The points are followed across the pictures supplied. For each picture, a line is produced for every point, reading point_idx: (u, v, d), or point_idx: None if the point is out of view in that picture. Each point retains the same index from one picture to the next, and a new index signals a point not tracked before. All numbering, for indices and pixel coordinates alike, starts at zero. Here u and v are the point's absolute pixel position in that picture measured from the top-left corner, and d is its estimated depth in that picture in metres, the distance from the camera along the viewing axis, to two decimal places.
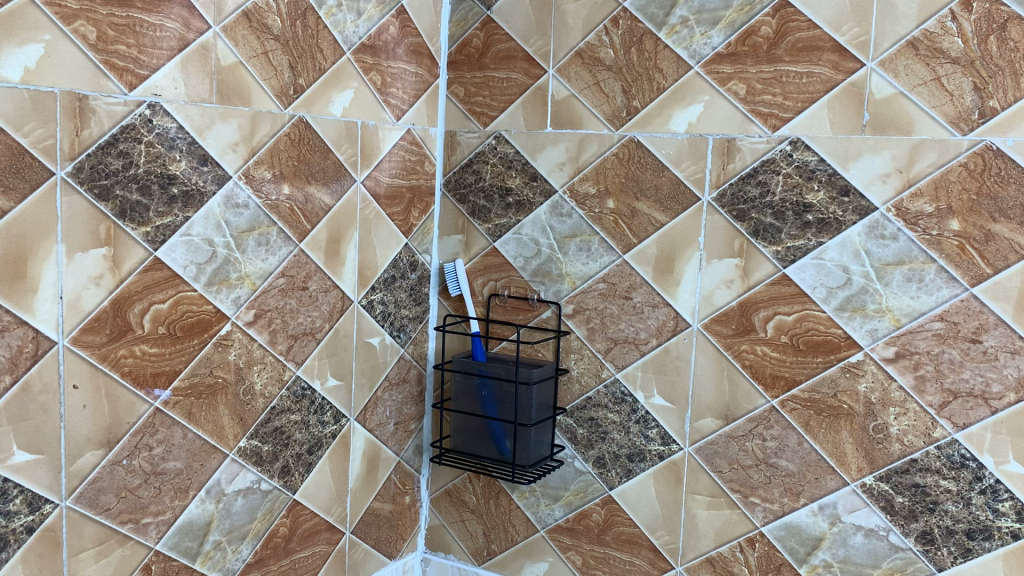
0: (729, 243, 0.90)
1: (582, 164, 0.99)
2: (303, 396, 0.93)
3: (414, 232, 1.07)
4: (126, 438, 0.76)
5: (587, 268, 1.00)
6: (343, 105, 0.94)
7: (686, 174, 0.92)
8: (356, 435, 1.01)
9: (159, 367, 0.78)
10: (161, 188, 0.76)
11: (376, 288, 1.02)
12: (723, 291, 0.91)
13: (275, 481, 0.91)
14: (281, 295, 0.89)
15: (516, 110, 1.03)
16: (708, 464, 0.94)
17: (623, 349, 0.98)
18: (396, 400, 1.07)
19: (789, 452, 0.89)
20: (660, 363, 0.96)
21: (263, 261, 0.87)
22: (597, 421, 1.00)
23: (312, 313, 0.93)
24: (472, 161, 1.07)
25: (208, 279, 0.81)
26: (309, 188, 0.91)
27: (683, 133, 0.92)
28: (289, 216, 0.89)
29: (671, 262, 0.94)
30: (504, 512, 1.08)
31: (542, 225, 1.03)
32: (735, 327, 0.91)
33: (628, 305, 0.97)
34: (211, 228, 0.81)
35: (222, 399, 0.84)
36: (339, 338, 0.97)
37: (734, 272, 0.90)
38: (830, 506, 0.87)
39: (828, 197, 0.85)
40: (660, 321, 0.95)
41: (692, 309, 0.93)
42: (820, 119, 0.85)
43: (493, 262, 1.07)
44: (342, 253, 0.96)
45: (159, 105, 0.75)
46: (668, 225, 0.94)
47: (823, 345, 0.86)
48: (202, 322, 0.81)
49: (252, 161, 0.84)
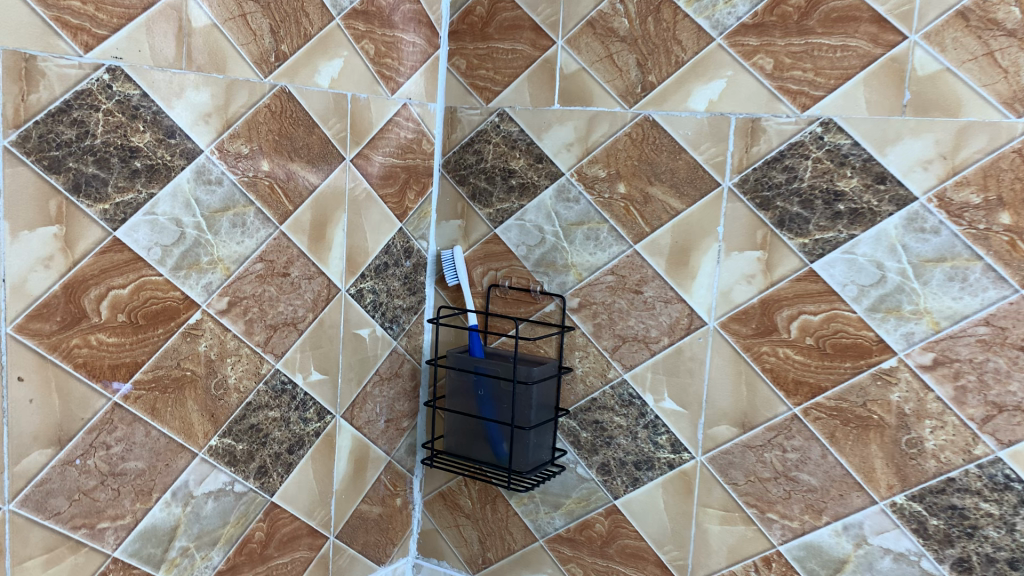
0: (752, 234, 0.82)
1: (591, 145, 0.90)
2: (283, 392, 0.86)
3: (410, 216, 0.99)
4: (80, 436, 0.69)
5: (595, 259, 0.91)
6: (331, 75, 0.86)
7: (704, 157, 0.84)
8: (342, 433, 0.93)
9: (118, 359, 0.71)
10: (122, 161, 0.68)
11: (367, 276, 0.93)
12: (744, 286, 0.83)
13: (251, 482, 0.84)
14: (259, 282, 0.82)
15: (521, 85, 0.94)
16: (723, 475, 0.86)
17: (632, 347, 0.89)
18: (388, 396, 0.98)
19: (811, 466, 0.81)
20: (672, 363, 0.87)
21: (239, 244, 0.79)
22: (602, 424, 0.91)
23: (294, 301, 0.85)
24: (474, 141, 0.98)
25: (175, 263, 0.74)
26: (292, 165, 0.84)
27: (703, 112, 0.84)
28: (269, 195, 0.82)
29: (686, 253, 0.85)
30: (501, 519, 1.00)
31: (548, 211, 0.93)
32: (756, 327, 0.83)
33: (639, 300, 0.88)
34: (179, 208, 0.74)
35: (190, 393, 0.77)
36: (324, 329, 0.89)
37: (756, 266, 0.82)
38: (855, 525, 0.79)
39: (863, 185, 0.77)
40: (673, 318, 0.87)
41: (709, 306, 0.85)
42: (856, 98, 0.77)
43: (493, 250, 0.97)
44: (328, 237, 0.88)
45: (119, 69, 0.67)
46: (684, 213, 0.85)
47: (853, 349, 0.78)
48: (168, 309, 0.74)
49: (227, 134, 0.77)
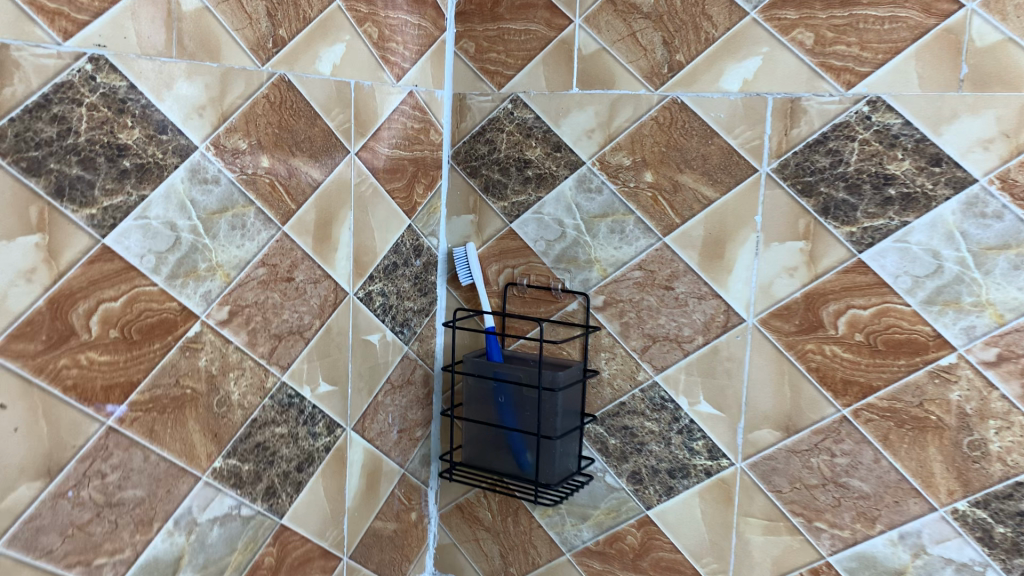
0: (794, 223, 0.76)
1: (614, 131, 0.83)
2: (290, 406, 0.79)
3: (418, 211, 0.92)
4: (71, 466, 0.62)
5: (620, 253, 0.84)
6: (332, 62, 0.79)
7: (739, 141, 0.78)
8: (353, 446, 0.87)
9: (112, 379, 0.64)
10: (109, 161, 0.62)
11: (375, 278, 0.87)
12: (786, 280, 0.77)
13: (259, 505, 0.78)
14: (261, 288, 0.75)
15: (536, 69, 0.88)
16: (765, 482, 0.80)
17: (663, 347, 0.83)
18: (400, 405, 0.92)
19: (863, 471, 0.75)
20: (708, 363, 0.81)
21: (239, 248, 0.73)
22: (632, 430, 0.85)
23: (299, 308, 0.79)
24: (485, 129, 0.92)
25: (171, 271, 0.67)
26: (294, 160, 0.77)
27: (737, 93, 0.78)
28: (269, 193, 0.75)
29: (721, 245, 0.79)
30: (524, 532, 0.94)
31: (568, 203, 0.87)
32: (799, 324, 0.77)
33: (670, 296, 0.82)
34: (173, 210, 0.67)
35: (191, 412, 0.71)
36: (332, 337, 0.83)
37: (799, 258, 0.76)
38: (913, 534, 0.74)
39: (916, 168, 0.71)
40: (708, 316, 0.81)
41: (747, 302, 0.79)
42: (906, 73, 0.71)
43: (509, 246, 0.91)
44: (333, 236, 0.82)
45: (103, 58, 0.60)
46: (718, 202, 0.79)
47: (907, 345, 0.73)
48: (164, 322, 0.67)
49: (223, 128, 0.70)
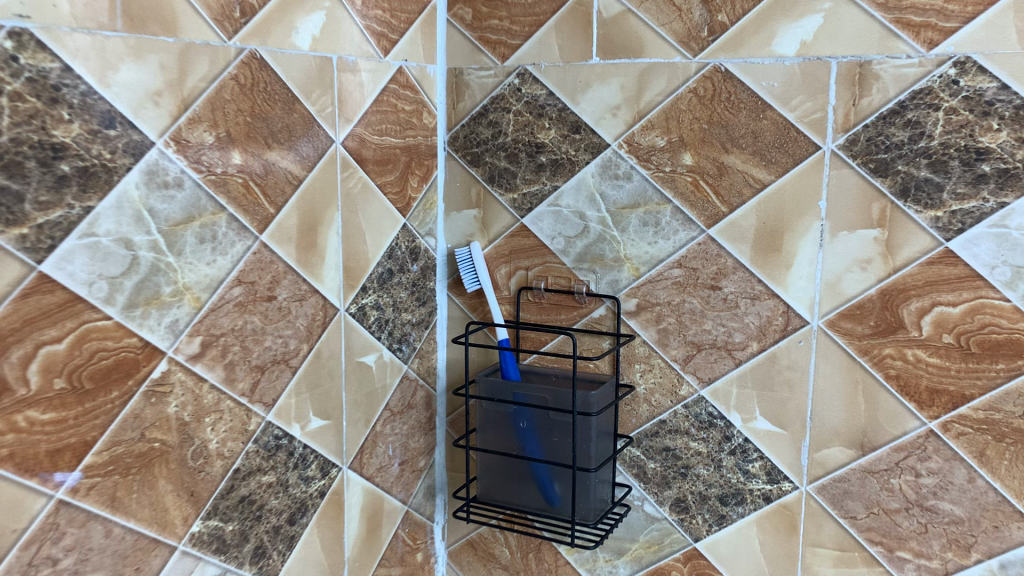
0: (866, 208, 0.65)
1: (644, 107, 0.72)
2: (277, 449, 0.66)
3: (413, 208, 0.79)
4: (11, 557, 0.48)
5: (655, 250, 0.73)
6: (310, 34, 0.65)
7: (797, 114, 0.66)
8: (351, 487, 0.74)
9: (60, 443, 0.50)
10: (42, 166, 0.48)
11: (368, 289, 0.74)
12: (857, 274, 0.66)
13: (246, 570, 0.64)
14: (238, 311, 0.62)
15: (547, 36, 0.75)
16: (836, 508, 0.69)
17: (709, 356, 0.72)
18: (401, 434, 0.80)
19: (954, 492, 0.65)
20: (764, 374, 0.70)
21: (209, 265, 0.59)
22: (675, 452, 0.75)
23: (284, 332, 0.66)
24: (488, 110, 0.80)
25: (128, 300, 0.54)
26: (270, 155, 0.63)
27: (794, 58, 0.66)
28: (243, 196, 0.61)
29: (778, 236, 0.68)
30: (548, 570, 0.82)
31: (590, 193, 0.75)
32: (875, 325, 0.66)
33: (718, 297, 0.71)
34: (127, 223, 0.53)
35: (161, 470, 0.57)
36: (322, 363, 0.70)
37: (873, 248, 0.65)
38: (1016, 564, 0.63)
39: (1016, 139, 0.59)
40: (763, 318, 0.70)
41: (811, 301, 0.68)
42: (1003, 28, 0.59)
43: (521, 244, 0.80)
44: (320, 243, 0.68)
45: (27, 33, 0.46)
46: (773, 186, 0.68)
47: (1007, 347, 0.61)
48: (123, 363, 0.54)
49: (184, 119, 0.56)
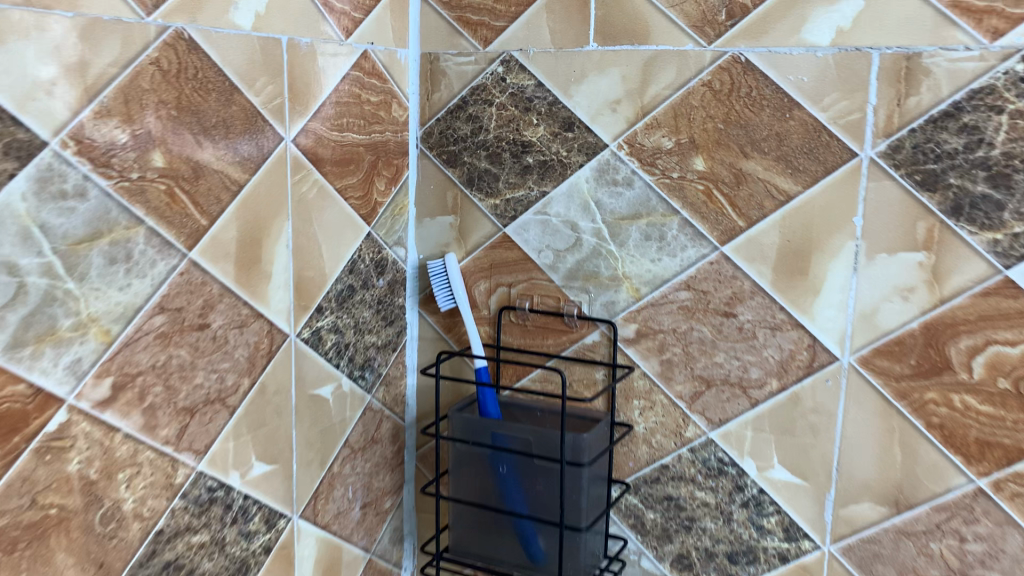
0: (910, 228, 0.55)
1: (649, 102, 0.62)
2: (211, 502, 0.56)
3: (380, 214, 0.69)
4: None
5: (658, 270, 0.63)
6: (254, 10, 0.55)
7: (829, 115, 0.56)
8: (303, 538, 0.64)
9: None
10: None
11: (325, 310, 0.63)
12: (897, 304, 0.56)
13: None
14: (161, 344, 0.51)
15: (537, 17, 0.65)
16: (863, 573, 0.59)
17: (719, 394, 0.62)
18: (362, 473, 0.70)
19: (1006, 562, 0.54)
20: (784, 417, 0.61)
21: (122, 291, 0.48)
22: (678, 502, 0.65)
23: (219, 366, 0.55)
24: (467, 101, 0.69)
25: (14, 338, 0.43)
26: (202, 155, 0.52)
27: (829, 48, 0.56)
28: (168, 207, 0.51)
29: (805, 257, 0.58)
30: None
31: (584, 201, 0.65)
32: (917, 365, 0.56)
33: (732, 326, 0.61)
34: (11, 242, 0.42)
35: (59, 543, 0.46)
36: (267, 400, 0.59)
37: (917, 275, 0.55)
38: None
39: None
40: (785, 352, 0.60)
41: (842, 334, 0.58)
42: None
43: (503, 257, 0.69)
44: (266, 259, 0.58)
45: None
46: (800, 199, 0.58)
47: None
48: (7, 417, 0.42)
49: (89, 113, 0.45)
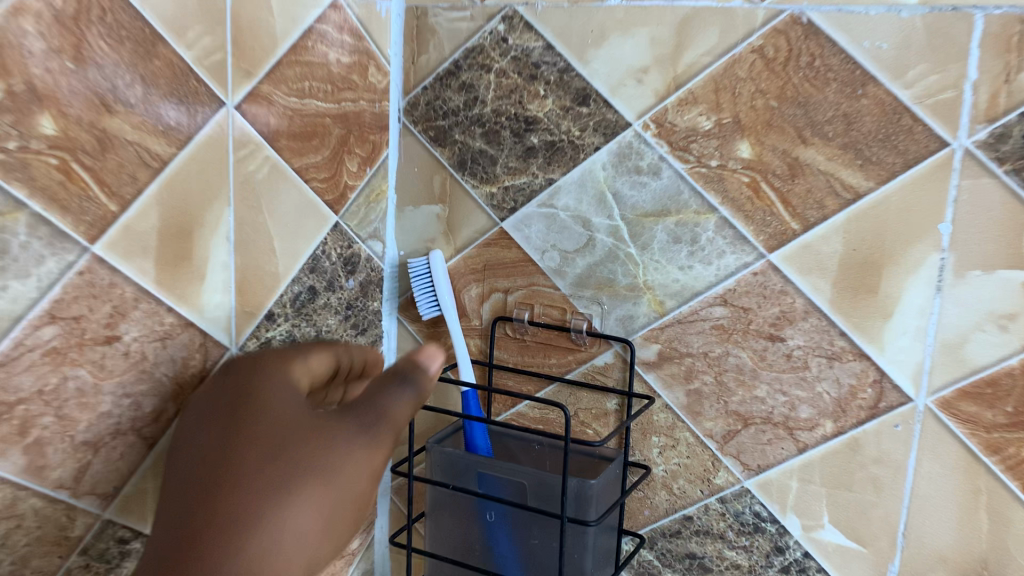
0: (1015, 240, 0.43)
1: (683, 72, 0.50)
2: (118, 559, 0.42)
3: (352, 200, 0.57)
4: None
5: (686, 281, 0.52)
6: None
7: (913, 92, 0.44)
8: None
9: None
10: None
11: (278, 317, 0.52)
12: (991, 337, 0.44)
13: None
14: (52, 365, 0.37)
15: None
16: None
17: (759, 434, 0.51)
18: None
19: None
20: (840, 468, 0.49)
21: None
22: (702, 563, 0.54)
23: (134, 387, 0.42)
24: (461, 67, 0.57)
25: None
26: (112, 122, 0.39)
27: (917, 7, 0.44)
28: (63, 185, 0.37)
29: (873, 270, 0.46)
30: None
31: (600, 191, 0.54)
32: (1016, 412, 0.44)
33: (780, 352, 0.49)
34: None
35: None
36: None
37: (1020, 300, 0.43)
38: None
39: None
40: (845, 387, 0.48)
41: (918, 369, 0.46)
42: None
43: (498, 257, 0.58)
44: (199, 255, 0.45)
45: None
46: (872, 197, 0.46)
47: None
48: None
49: None
